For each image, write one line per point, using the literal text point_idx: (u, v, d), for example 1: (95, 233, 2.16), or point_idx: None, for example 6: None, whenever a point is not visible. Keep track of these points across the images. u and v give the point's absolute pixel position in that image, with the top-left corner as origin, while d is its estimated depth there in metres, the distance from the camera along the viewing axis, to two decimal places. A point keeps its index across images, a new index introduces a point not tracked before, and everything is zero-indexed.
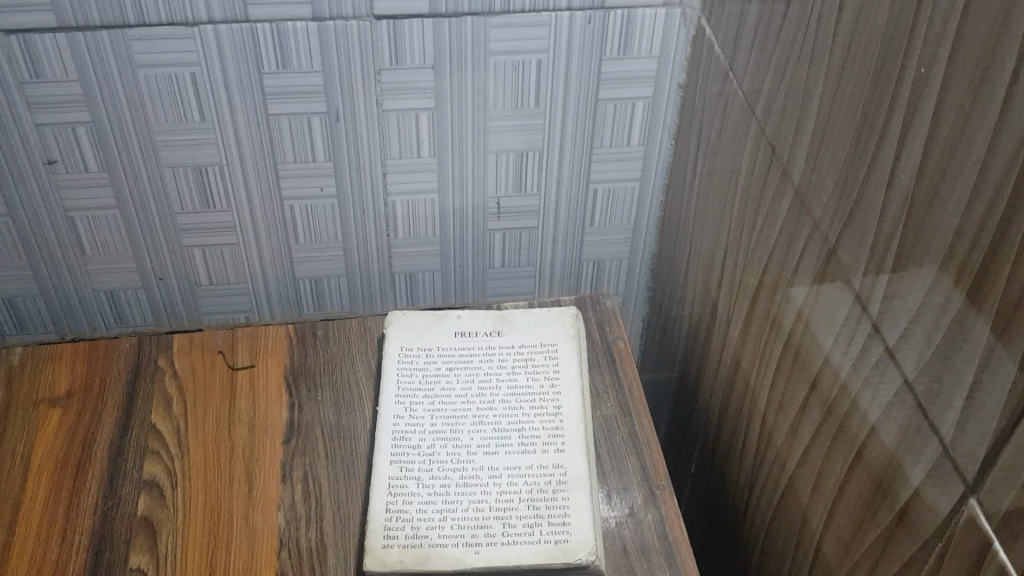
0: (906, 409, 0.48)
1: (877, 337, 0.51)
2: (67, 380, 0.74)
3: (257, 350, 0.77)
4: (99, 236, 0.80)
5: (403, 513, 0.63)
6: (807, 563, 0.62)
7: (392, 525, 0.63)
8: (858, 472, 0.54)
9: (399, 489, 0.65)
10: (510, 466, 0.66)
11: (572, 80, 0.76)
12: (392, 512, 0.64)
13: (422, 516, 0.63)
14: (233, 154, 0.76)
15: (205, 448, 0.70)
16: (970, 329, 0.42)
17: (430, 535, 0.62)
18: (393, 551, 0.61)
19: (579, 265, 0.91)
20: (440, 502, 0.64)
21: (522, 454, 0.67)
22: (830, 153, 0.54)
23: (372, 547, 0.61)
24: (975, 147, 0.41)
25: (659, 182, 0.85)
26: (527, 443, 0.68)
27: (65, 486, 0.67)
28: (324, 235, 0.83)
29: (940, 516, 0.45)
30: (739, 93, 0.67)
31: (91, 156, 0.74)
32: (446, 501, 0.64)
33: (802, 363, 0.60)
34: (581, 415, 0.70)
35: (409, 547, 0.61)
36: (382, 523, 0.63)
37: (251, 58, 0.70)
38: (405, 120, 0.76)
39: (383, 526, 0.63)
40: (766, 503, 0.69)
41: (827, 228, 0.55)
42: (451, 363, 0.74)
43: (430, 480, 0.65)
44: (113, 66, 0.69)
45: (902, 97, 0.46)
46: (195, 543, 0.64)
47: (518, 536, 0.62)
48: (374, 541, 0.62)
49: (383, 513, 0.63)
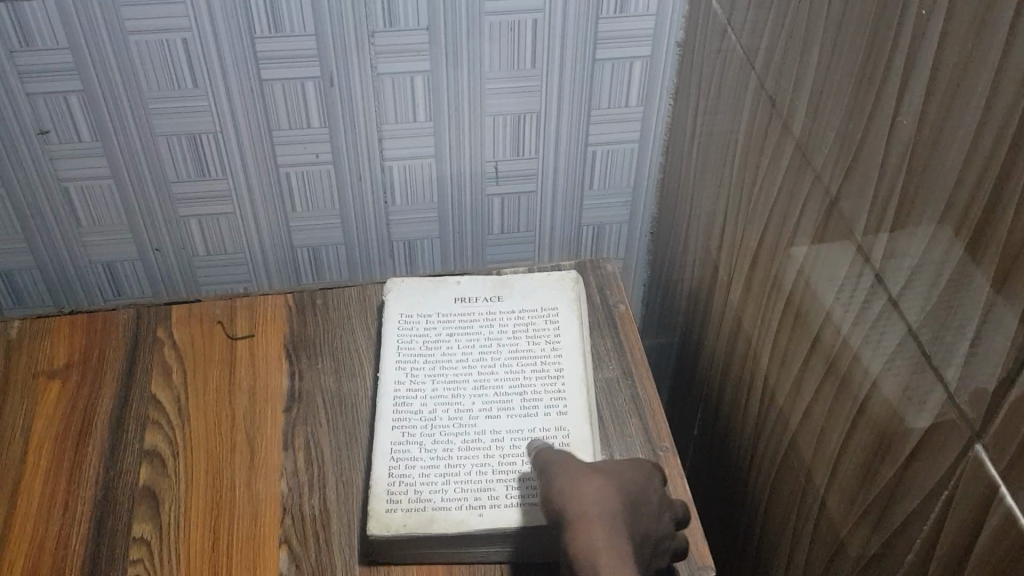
0: (909, 359, 0.47)
1: (879, 288, 0.50)
2: (66, 353, 0.74)
3: (257, 320, 0.77)
4: (95, 208, 0.79)
5: (406, 477, 0.63)
6: (811, 520, 0.62)
7: (396, 490, 0.62)
8: (861, 426, 0.53)
9: (402, 454, 0.65)
10: (513, 429, 0.66)
11: (568, 40, 0.75)
12: (395, 477, 0.63)
13: (425, 480, 0.63)
14: (228, 122, 0.75)
15: (206, 417, 0.70)
16: (972, 278, 0.41)
17: (433, 499, 0.61)
18: (397, 514, 0.61)
19: (579, 229, 0.90)
20: (442, 466, 0.64)
21: (525, 417, 0.66)
22: (830, 103, 0.53)
23: (376, 511, 0.61)
24: (978, 87, 0.40)
25: (658, 143, 0.84)
26: (528, 406, 0.67)
27: (65, 458, 0.67)
28: (321, 203, 0.82)
29: (947, 464, 0.45)
30: (738, 47, 0.66)
31: (83, 126, 0.73)
32: (448, 465, 0.64)
33: (804, 319, 0.60)
34: (584, 377, 0.69)
35: (412, 510, 0.61)
36: (385, 487, 0.63)
37: (243, 23, 0.69)
38: (401, 83, 0.75)
39: (386, 490, 0.62)
40: (769, 463, 0.68)
41: (828, 179, 0.55)
42: (451, 329, 0.73)
43: (432, 444, 0.65)
44: (103, 32, 0.68)
45: (903, 41, 0.45)
46: (199, 511, 0.64)
47: (522, 498, 0.61)
48: (378, 505, 0.61)
49: (386, 478, 0.63)
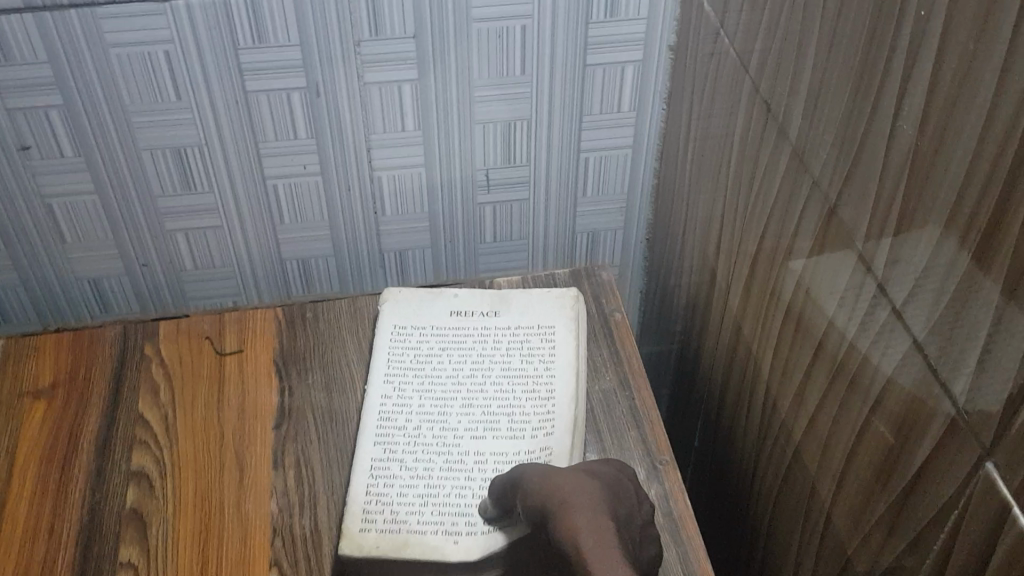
0: (913, 371, 0.46)
1: (881, 297, 0.49)
2: (51, 372, 0.73)
3: (246, 336, 0.76)
4: (79, 223, 0.78)
5: (384, 496, 0.62)
6: (816, 533, 0.60)
7: (372, 508, 0.62)
8: (866, 439, 0.52)
9: (381, 471, 0.64)
10: (497, 452, 0.65)
11: (559, 45, 0.74)
12: (373, 495, 0.62)
13: (403, 500, 0.62)
14: (213, 135, 0.74)
15: (194, 436, 0.68)
16: (980, 288, 0.40)
17: (409, 521, 0.61)
18: (371, 535, 0.60)
19: (573, 237, 0.89)
20: (422, 486, 0.63)
21: (511, 439, 0.65)
22: (827, 107, 0.52)
23: (350, 530, 0.60)
24: (981, 89, 0.39)
25: (652, 148, 0.83)
26: (515, 427, 0.66)
27: (52, 481, 0.66)
28: (310, 215, 0.81)
29: (957, 480, 0.44)
30: (731, 50, 0.65)
31: (65, 141, 0.72)
32: (428, 485, 0.63)
33: (804, 329, 0.58)
34: (575, 400, 0.68)
35: (386, 532, 0.60)
36: (362, 506, 0.62)
37: (226, 34, 0.68)
38: (388, 92, 0.74)
39: (362, 509, 0.62)
40: (772, 475, 0.67)
41: (826, 185, 0.53)
42: (444, 343, 0.72)
43: (414, 463, 0.64)
44: (84, 46, 0.67)
45: (901, 43, 0.44)
46: (188, 533, 0.62)
47: (501, 523, 0.60)
48: (352, 524, 0.61)
49: (363, 496, 0.62)
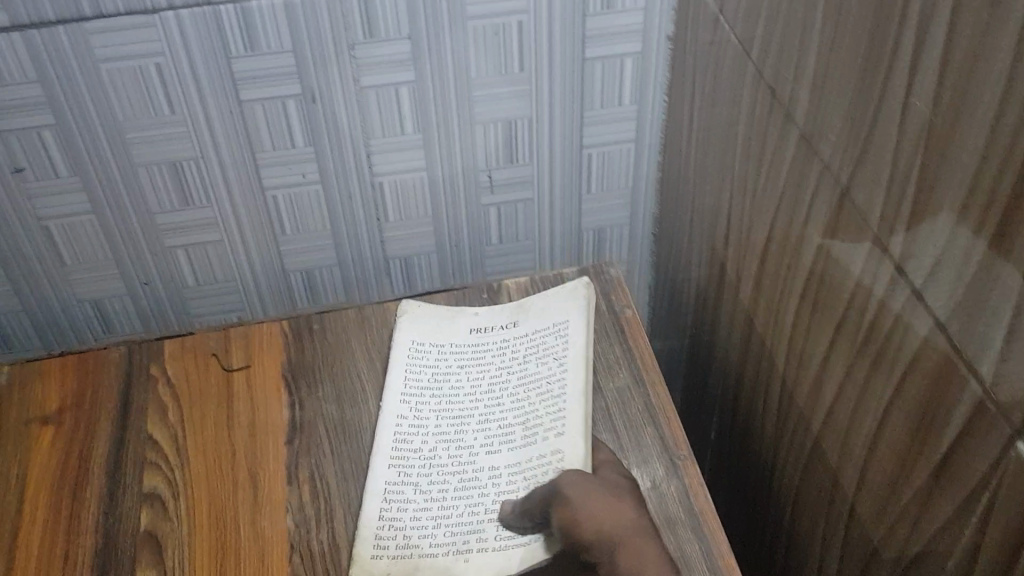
0: (937, 353, 0.45)
1: (900, 279, 0.47)
2: (58, 396, 0.72)
3: (253, 350, 0.74)
4: (77, 243, 0.77)
5: (397, 521, 0.61)
6: (841, 522, 0.59)
7: (384, 534, 0.60)
8: (891, 425, 0.50)
9: (395, 495, 0.63)
10: (512, 464, 0.63)
11: (556, 41, 0.72)
12: (385, 520, 0.61)
13: (416, 524, 0.61)
14: (209, 146, 0.73)
15: (205, 454, 0.67)
16: (1003, 267, 0.39)
17: (421, 545, 0.59)
18: (382, 562, 0.59)
19: (579, 236, 0.88)
20: (436, 509, 0.62)
21: (526, 448, 0.64)
22: (836, 89, 0.51)
23: (360, 555, 0.59)
24: (997, 63, 0.37)
25: (655, 140, 0.82)
26: (528, 436, 0.65)
27: (64, 507, 0.65)
28: (311, 224, 0.80)
29: (988, 461, 0.42)
30: (733, 37, 0.63)
31: (60, 161, 0.71)
32: (442, 507, 0.62)
33: (820, 315, 0.57)
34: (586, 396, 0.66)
35: (398, 558, 0.59)
36: (374, 531, 0.61)
37: (217, 45, 0.67)
38: (385, 96, 0.72)
39: (374, 534, 0.61)
40: (792, 465, 0.66)
41: (838, 168, 0.52)
42: (462, 360, 0.71)
43: (428, 486, 0.63)
44: (73, 62, 0.66)
45: (912, 16, 0.43)
46: (203, 553, 0.61)
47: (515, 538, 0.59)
48: (364, 550, 0.60)
49: (376, 521, 0.61)
